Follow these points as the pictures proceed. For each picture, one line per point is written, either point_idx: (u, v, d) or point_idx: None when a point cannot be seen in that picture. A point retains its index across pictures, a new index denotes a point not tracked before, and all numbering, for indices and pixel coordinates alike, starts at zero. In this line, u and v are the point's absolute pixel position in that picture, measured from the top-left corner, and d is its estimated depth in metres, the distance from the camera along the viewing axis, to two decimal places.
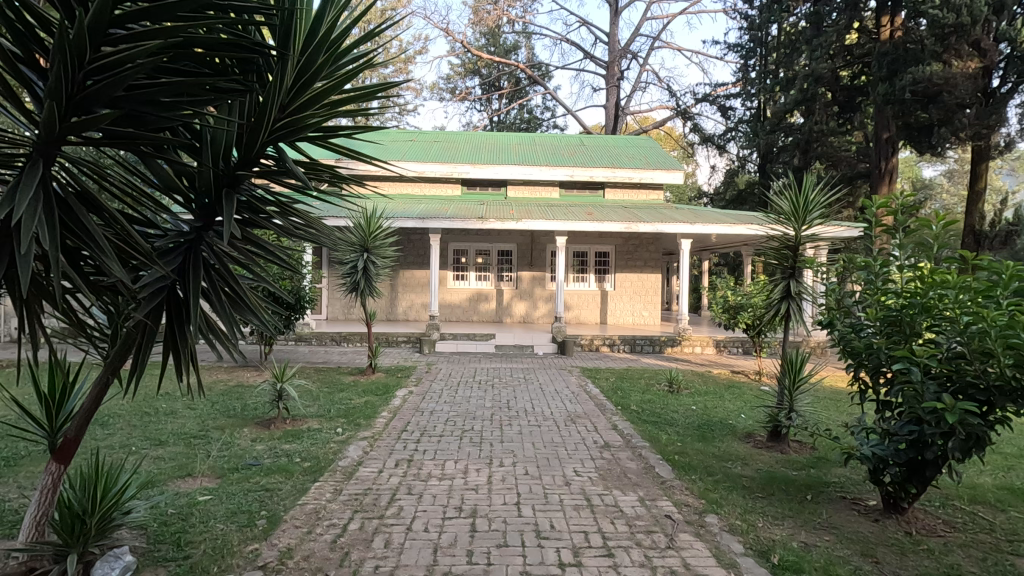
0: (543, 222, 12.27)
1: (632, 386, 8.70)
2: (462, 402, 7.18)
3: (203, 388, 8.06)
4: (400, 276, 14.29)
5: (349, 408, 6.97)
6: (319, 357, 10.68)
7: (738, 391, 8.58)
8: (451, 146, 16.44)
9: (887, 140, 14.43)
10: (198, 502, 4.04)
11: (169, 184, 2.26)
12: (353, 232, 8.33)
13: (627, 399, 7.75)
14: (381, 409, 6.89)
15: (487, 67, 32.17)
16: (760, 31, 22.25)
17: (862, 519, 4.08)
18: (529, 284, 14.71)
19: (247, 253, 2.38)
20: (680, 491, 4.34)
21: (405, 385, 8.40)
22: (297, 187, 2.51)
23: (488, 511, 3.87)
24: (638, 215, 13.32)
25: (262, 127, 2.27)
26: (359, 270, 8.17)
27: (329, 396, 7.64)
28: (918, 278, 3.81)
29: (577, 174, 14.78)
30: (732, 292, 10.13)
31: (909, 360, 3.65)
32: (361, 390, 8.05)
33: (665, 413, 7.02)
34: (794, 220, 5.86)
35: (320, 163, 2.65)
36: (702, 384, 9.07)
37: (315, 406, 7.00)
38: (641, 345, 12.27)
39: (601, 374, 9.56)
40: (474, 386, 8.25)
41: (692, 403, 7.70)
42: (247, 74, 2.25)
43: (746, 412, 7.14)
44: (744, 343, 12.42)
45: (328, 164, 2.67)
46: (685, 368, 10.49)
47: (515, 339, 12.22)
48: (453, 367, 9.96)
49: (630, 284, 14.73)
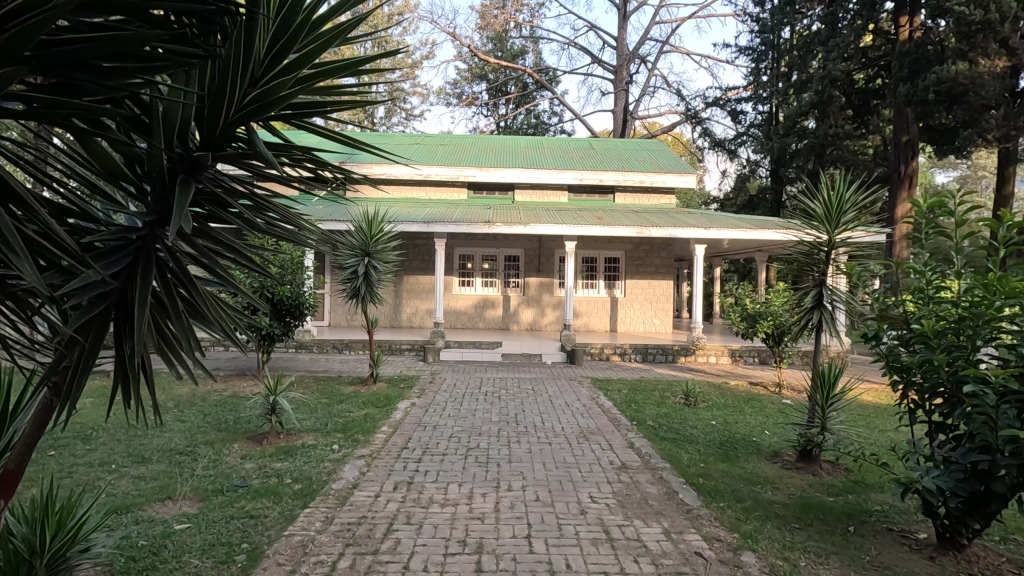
0: (550, 226, 11.86)
1: (646, 398, 8.26)
2: (467, 415, 6.77)
3: (195, 399, 7.70)
4: (404, 281, 13.93)
5: (347, 421, 6.57)
6: (319, 366, 10.31)
7: (759, 404, 8.12)
8: (457, 150, 16.05)
9: (907, 144, 14.09)
10: (173, 532, 3.65)
11: (115, 171, 1.89)
12: (354, 235, 7.97)
13: (642, 413, 7.31)
14: (381, 422, 6.48)
15: (495, 72, 31.93)
16: (772, 34, 21.87)
17: (915, 556, 3.63)
18: (537, 291, 14.29)
19: (210, 256, 2.00)
20: (709, 522, 3.90)
21: (408, 396, 8.00)
22: (271, 174, 2.10)
23: (495, 546, 3.44)
24: (650, 219, 12.87)
25: (226, 101, 1.91)
26: (359, 276, 7.79)
27: (328, 408, 7.27)
28: (983, 286, 3.36)
29: (587, 177, 14.38)
30: (749, 299, 9.67)
31: (980, 381, 3.20)
32: (361, 402, 7.66)
33: (683, 429, 6.59)
34: (827, 223, 5.41)
35: (297, 145, 2.21)
36: (719, 397, 8.62)
37: (312, 420, 6.62)
38: (653, 354, 11.82)
39: (612, 385, 9.13)
40: (480, 398, 7.85)
41: (712, 418, 7.25)
42: (207, 36, 1.84)
43: (771, 428, 6.69)
44: (761, 353, 11.86)
45: (307, 147, 2.23)
46: (701, 379, 10.02)
47: (522, 347, 11.79)
48: (458, 377, 9.55)
49: (641, 290, 14.29)
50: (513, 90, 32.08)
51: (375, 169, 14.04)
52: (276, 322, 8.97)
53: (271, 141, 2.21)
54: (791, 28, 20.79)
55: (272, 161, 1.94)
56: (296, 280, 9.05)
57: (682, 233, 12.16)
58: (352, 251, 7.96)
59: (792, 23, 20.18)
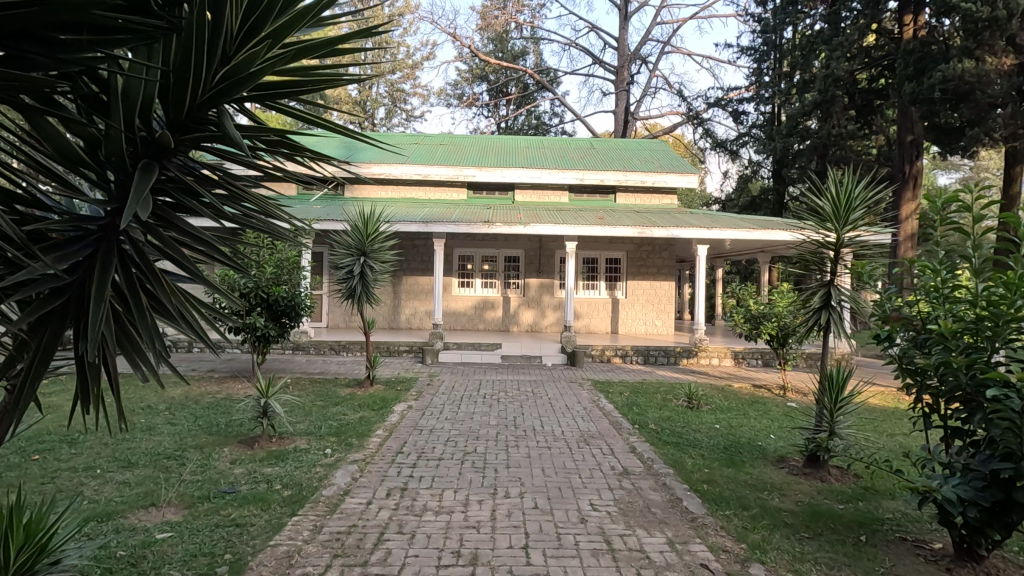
0: (551, 226, 11.71)
1: (648, 401, 8.09)
2: (465, 418, 6.61)
3: (188, 401, 7.55)
4: (402, 282, 13.77)
5: (342, 425, 6.41)
6: (316, 368, 10.16)
7: (764, 407, 7.94)
8: (457, 150, 15.87)
9: (912, 143, 13.92)
10: (154, 541, 3.48)
11: (72, 157, 1.74)
12: (350, 235, 7.81)
13: (644, 416, 7.13)
14: (376, 426, 6.32)
15: (496, 73, 31.79)
16: (774, 34, 21.74)
17: (932, 568, 3.46)
18: (537, 292, 14.14)
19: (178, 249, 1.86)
20: (715, 532, 3.73)
21: (404, 398, 7.84)
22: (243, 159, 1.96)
23: (491, 557, 3.28)
24: (651, 219, 12.72)
25: (192, 80, 1.76)
26: (355, 276, 7.63)
27: (322, 411, 7.11)
28: (1005, 285, 3.20)
29: (587, 177, 14.23)
30: (753, 300, 9.48)
31: (1003, 385, 3.02)
32: (356, 404, 7.50)
33: (686, 433, 6.41)
34: (835, 221, 5.24)
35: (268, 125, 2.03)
36: (723, 400, 8.45)
37: (306, 423, 6.46)
38: (655, 356, 11.65)
39: (614, 388, 8.95)
40: (479, 400, 7.69)
41: (715, 421, 7.07)
42: (171, 8, 1.70)
43: (776, 433, 6.52)
44: (765, 354, 11.69)
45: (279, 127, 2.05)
46: (704, 381, 9.85)
47: (522, 349, 11.62)
48: (457, 379, 9.39)
49: (643, 291, 14.13)
50: (514, 91, 31.95)
51: (373, 169, 13.92)
52: (272, 322, 8.83)
53: (242, 125, 2.07)
54: (793, 28, 20.66)
55: (241, 144, 1.80)
56: (294, 279, 8.91)
57: (685, 234, 12.00)
58: (348, 251, 7.81)
59: (794, 22, 20.04)
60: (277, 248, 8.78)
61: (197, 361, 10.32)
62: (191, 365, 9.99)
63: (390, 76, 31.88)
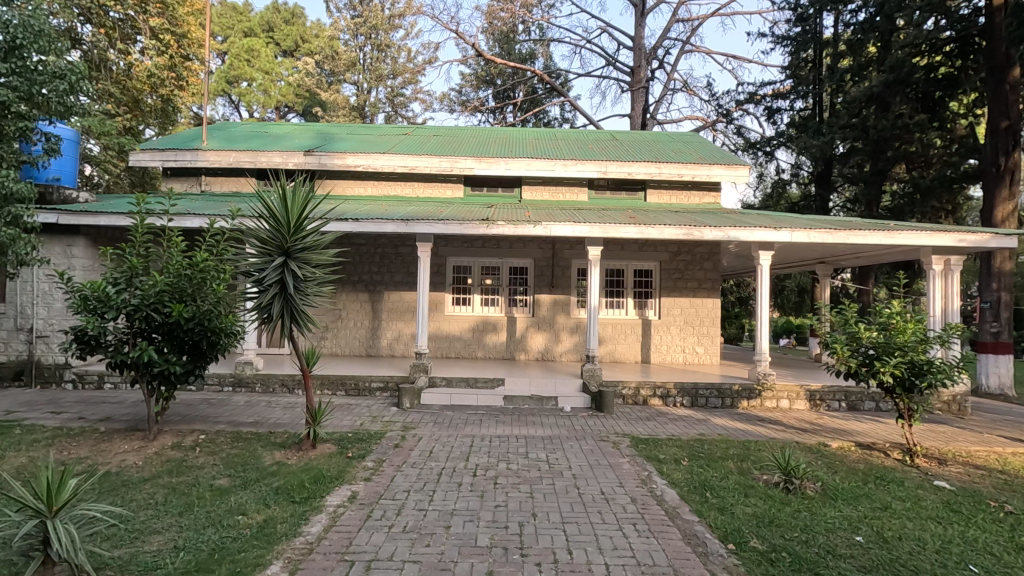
0: (569, 227, 9.03)
1: (725, 481, 5.26)
2: (437, 532, 3.85)
3: (13, 479, 4.90)
4: (383, 299, 11.12)
5: (220, 544, 3.69)
6: (251, 416, 7.45)
7: (906, 494, 5.09)
8: (453, 140, 13.40)
9: (1008, 130, 12.12)
10: None
11: None
12: (267, 229, 5.17)
13: (732, 517, 4.37)
14: (274, 552, 3.57)
15: (501, 75, 29.13)
16: (812, 21, 19.39)
17: None
18: (550, 311, 11.43)
19: None
20: None
21: (351, 476, 5.12)
22: None
23: None
24: (695, 219, 10.14)
25: None
26: (271, 288, 5.09)
27: (210, 506, 4.41)
28: None
29: (611, 170, 11.57)
30: (860, 324, 6.57)
31: None
32: (273, 489, 4.79)
33: (825, 566, 3.59)
34: None
35: None
36: (829, 472, 5.67)
37: (158, 542, 3.73)
38: (705, 396, 8.90)
39: (665, 452, 6.15)
40: (467, 482, 4.96)
41: (852, 529, 4.25)
42: None
43: (984, 567, 3.70)
44: (851, 395, 8.90)
45: None
46: (783, 437, 7.04)
47: (531, 384, 8.90)
48: (440, 436, 6.65)
49: (681, 311, 11.37)
50: (521, 95, 29.56)
51: (348, 160, 11.40)
52: (175, 356, 6.19)
53: None
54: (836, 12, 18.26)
55: None
56: (205, 294, 6.08)
57: (744, 235, 9.26)
58: (263, 252, 5.16)
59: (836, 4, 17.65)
60: (181, 250, 6.10)
61: (96, 404, 7.73)
62: (84, 410, 7.39)
63: (390, 81, 29.61)
